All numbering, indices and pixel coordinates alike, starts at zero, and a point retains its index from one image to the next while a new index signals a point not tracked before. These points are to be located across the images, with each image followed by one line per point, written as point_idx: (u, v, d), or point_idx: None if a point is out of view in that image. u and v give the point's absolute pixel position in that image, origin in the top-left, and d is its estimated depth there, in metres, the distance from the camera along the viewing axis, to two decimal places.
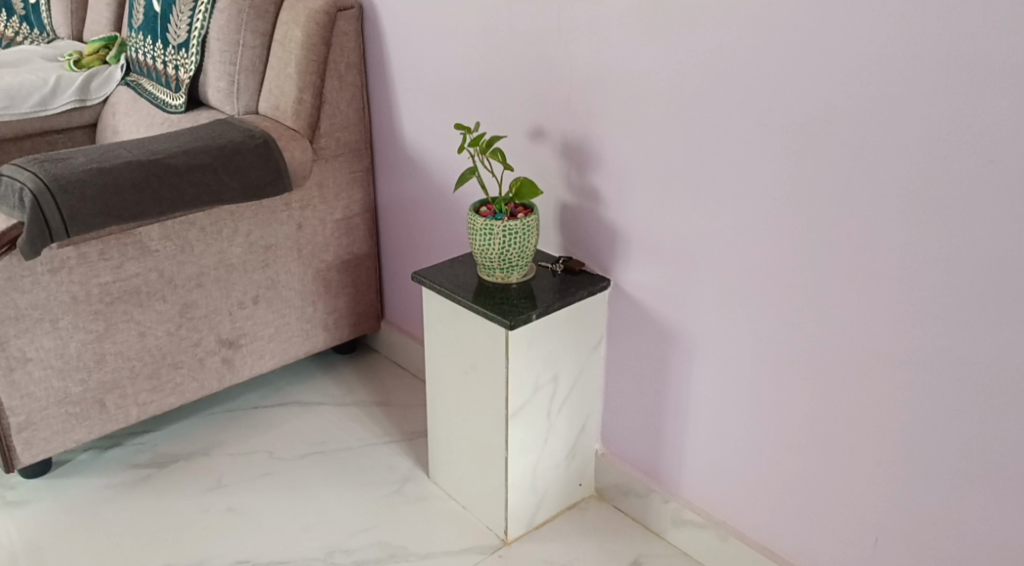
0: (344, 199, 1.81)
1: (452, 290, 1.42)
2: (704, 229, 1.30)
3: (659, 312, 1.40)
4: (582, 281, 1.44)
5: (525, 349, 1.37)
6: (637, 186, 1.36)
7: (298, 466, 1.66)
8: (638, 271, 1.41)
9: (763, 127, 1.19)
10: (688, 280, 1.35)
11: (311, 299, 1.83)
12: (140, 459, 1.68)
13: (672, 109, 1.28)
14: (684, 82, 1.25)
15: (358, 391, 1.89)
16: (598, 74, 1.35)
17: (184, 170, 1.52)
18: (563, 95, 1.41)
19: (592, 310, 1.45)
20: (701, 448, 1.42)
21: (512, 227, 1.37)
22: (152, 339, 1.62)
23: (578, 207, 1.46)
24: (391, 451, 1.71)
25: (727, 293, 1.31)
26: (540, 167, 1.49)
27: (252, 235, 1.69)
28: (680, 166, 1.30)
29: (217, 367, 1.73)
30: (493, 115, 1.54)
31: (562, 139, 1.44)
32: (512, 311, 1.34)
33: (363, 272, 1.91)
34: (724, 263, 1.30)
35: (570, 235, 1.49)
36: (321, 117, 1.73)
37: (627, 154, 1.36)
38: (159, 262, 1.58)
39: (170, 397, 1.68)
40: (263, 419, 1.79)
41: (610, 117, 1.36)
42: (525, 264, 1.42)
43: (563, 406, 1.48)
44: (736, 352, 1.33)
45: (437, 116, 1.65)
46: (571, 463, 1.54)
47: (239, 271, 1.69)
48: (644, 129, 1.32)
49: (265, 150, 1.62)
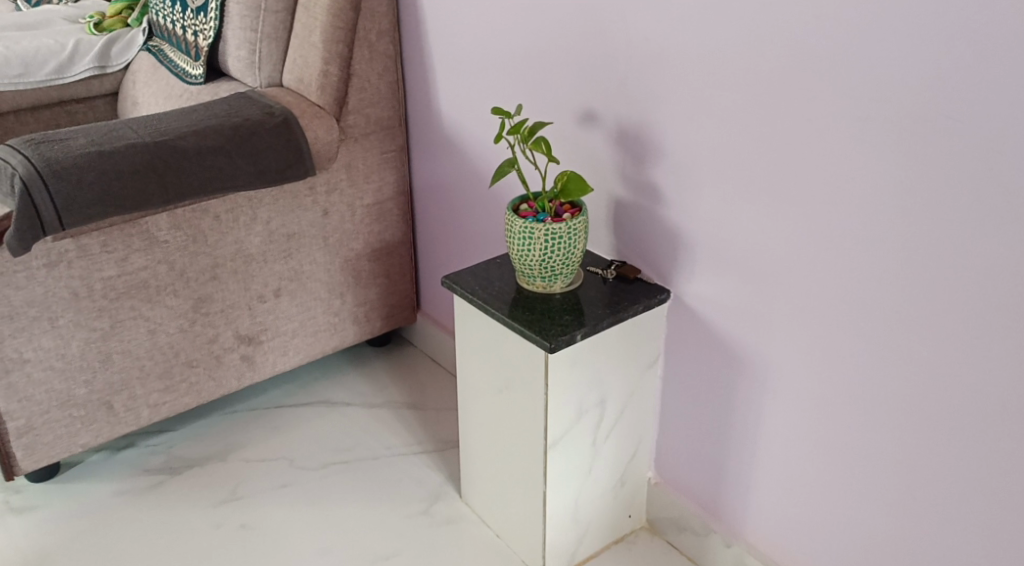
0: (375, 181, 1.64)
1: (485, 300, 1.23)
2: (785, 240, 1.09)
3: (725, 331, 1.20)
4: (635, 291, 1.24)
5: (568, 372, 1.19)
6: (704, 185, 1.15)
7: (319, 478, 1.52)
8: (703, 283, 1.20)
9: (865, 123, 0.97)
10: (762, 299, 1.14)
11: (339, 290, 1.68)
12: (153, 462, 1.56)
13: (751, 95, 1.06)
14: (767, 65, 1.03)
15: (390, 390, 1.74)
16: (661, 51, 1.13)
17: (194, 153, 1.36)
18: (619, 74, 1.20)
19: (646, 326, 1.25)
20: (771, 489, 1.23)
21: (555, 230, 1.18)
22: (163, 336, 1.48)
23: (634, 205, 1.25)
24: (422, 463, 1.56)
25: (810, 318, 1.10)
26: (591, 156, 1.29)
27: (273, 223, 1.53)
28: (758, 164, 1.08)
29: (236, 365, 1.59)
30: (538, 95, 1.33)
31: (616, 126, 1.23)
32: (552, 331, 1.16)
33: (397, 261, 1.74)
34: (806, 281, 1.09)
35: (624, 236, 1.29)
36: (349, 92, 1.55)
37: (694, 147, 1.14)
38: (169, 254, 1.44)
39: (185, 398, 1.55)
40: (286, 420, 1.65)
41: (673, 102, 1.14)
42: (570, 271, 1.23)
43: (611, 432, 1.30)
44: (816, 387, 1.12)
45: (477, 92, 1.46)
46: (619, 492, 1.37)
47: (259, 262, 1.54)
48: (715, 119, 1.11)
49: (284, 130, 1.45)
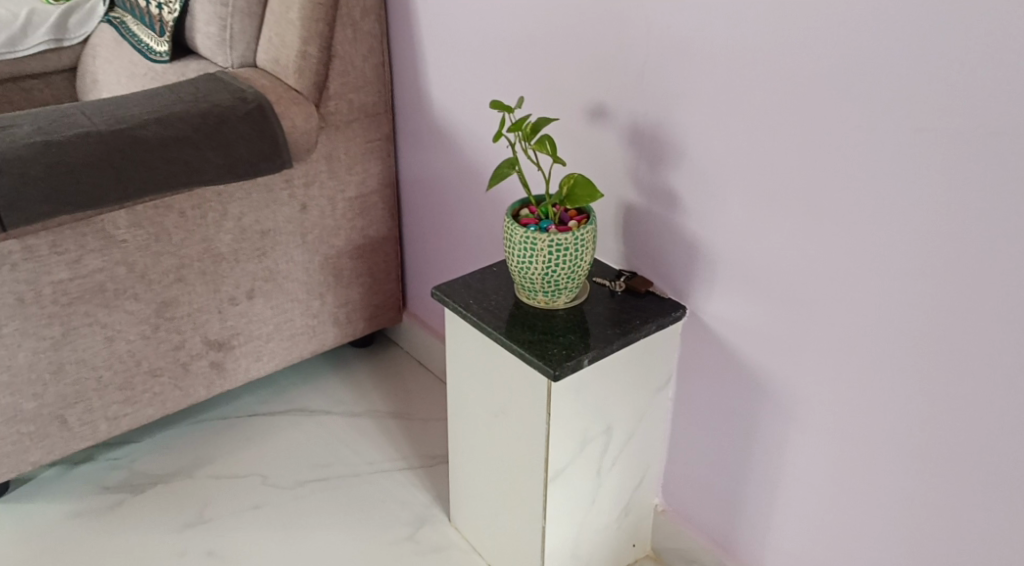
0: (358, 173, 1.50)
1: (480, 317, 1.10)
2: (822, 259, 0.97)
3: (747, 355, 1.08)
4: (647, 308, 1.12)
5: (572, 399, 1.06)
6: (730, 194, 1.02)
7: (296, 498, 1.39)
8: (725, 302, 1.08)
9: (928, 134, 0.85)
10: (793, 322, 1.02)
11: (318, 291, 1.54)
12: (112, 479, 1.42)
13: (790, 96, 0.93)
14: (811, 62, 0.90)
15: (373, 397, 1.62)
16: (685, 42, 1.00)
17: (155, 144, 1.22)
18: (634, 65, 1.06)
19: (659, 346, 1.13)
20: (795, 526, 1.12)
21: (561, 241, 1.05)
22: (123, 344, 1.35)
23: (647, 211, 1.12)
24: (407, 481, 1.44)
25: (848, 346, 0.98)
26: (600, 155, 1.15)
27: (245, 219, 1.39)
28: (795, 173, 0.96)
29: (205, 372, 1.46)
30: (541, 85, 1.20)
31: (629, 123, 1.10)
32: (555, 355, 1.03)
33: (381, 258, 1.61)
34: (845, 305, 0.97)
35: (634, 244, 1.16)
36: (330, 76, 1.40)
37: (720, 150, 1.01)
38: (128, 254, 1.29)
39: (148, 409, 1.42)
40: (260, 432, 1.52)
41: (697, 99, 1.01)
42: (575, 285, 1.10)
43: (617, 460, 1.18)
44: (852, 421, 1.01)
45: (472, 78, 1.31)
46: (623, 521, 1.25)
47: (230, 262, 1.41)
48: (747, 121, 0.98)
49: (258, 118, 1.31)
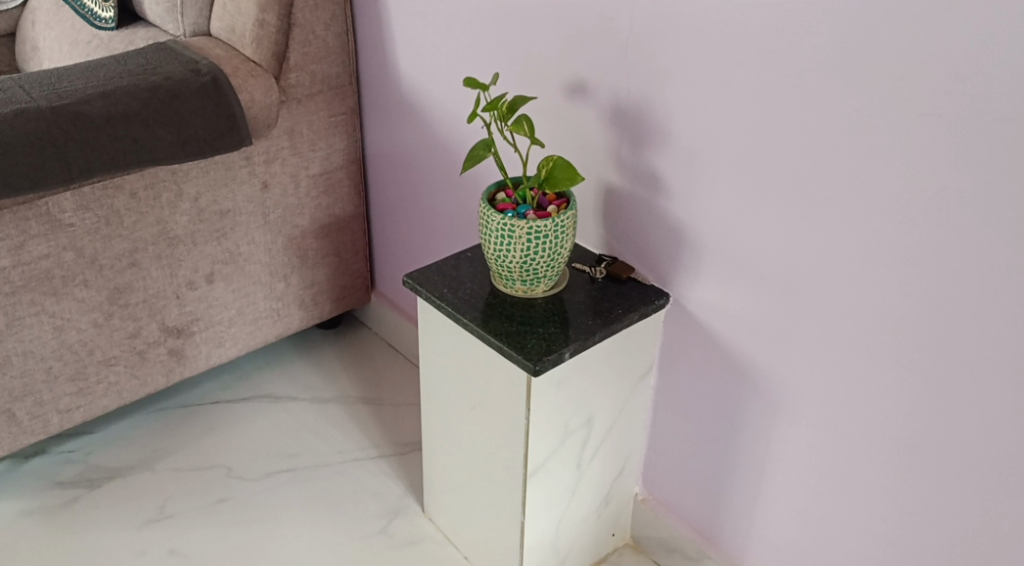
0: (322, 149, 1.42)
1: (454, 307, 1.04)
2: (815, 249, 0.92)
3: (733, 346, 1.04)
4: (629, 296, 1.07)
5: (552, 394, 1.01)
6: (717, 178, 0.97)
7: (262, 491, 1.34)
8: (710, 291, 1.03)
9: (932, 120, 0.79)
10: (782, 313, 0.98)
11: (282, 273, 1.47)
12: (67, 474, 1.35)
13: (785, 76, 0.87)
14: (808, 40, 0.85)
15: (341, 382, 1.56)
16: (671, 16, 0.94)
17: (100, 121, 1.13)
18: (617, 40, 1.00)
19: (641, 336, 1.08)
20: (779, 520, 1.09)
21: (540, 228, 0.99)
22: (73, 333, 1.27)
23: (629, 195, 1.07)
24: (378, 470, 1.39)
25: (840, 339, 0.94)
26: (579, 134, 1.09)
27: (202, 199, 1.31)
28: (788, 159, 0.90)
29: (163, 360, 1.39)
30: (516, 59, 1.13)
31: (611, 102, 1.03)
32: (535, 349, 0.98)
33: (348, 238, 1.54)
34: (837, 297, 0.92)
35: (615, 228, 1.11)
36: (290, 46, 1.32)
37: (707, 133, 0.95)
38: (76, 239, 1.21)
39: (103, 401, 1.35)
40: (222, 421, 1.46)
41: (684, 77, 0.95)
42: (555, 273, 1.05)
43: (597, 452, 1.14)
44: (843, 417, 0.97)
45: (442, 50, 1.24)
46: (603, 512, 1.22)
47: (187, 245, 1.33)
48: (737, 102, 0.92)
49: (212, 91, 1.22)
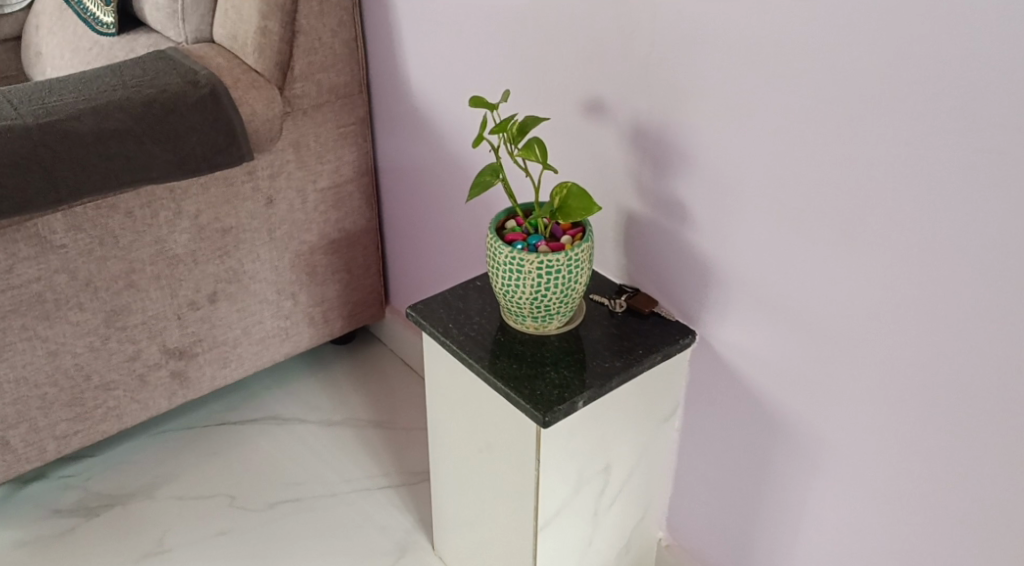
0: (330, 161, 1.35)
1: (459, 345, 0.96)
2: (856, 293, 0.82)
3: (764, 391, 0.94)
4: (652, 334, 0.97)
5: (565, 442, 0.93)
6: (749, 210, 0.87)
7: (266, 524, 1.27)
8: (740, 331, 0.94)
9: (997, 156, 0.69)
10: (820, 360, 0.88)
11: (290, 291, 1.40)
12: (66, 501, 1.30)
13: (825, 101, 0.77)
14: (853, 61, 0.74)
15: (352, 403, 1.49)
16: (699, 30, 0.84)
17: (91, 139, 1.06)
18: (639, 54, 0.90)
19: (665, 376, 0.99)
20: None
21: (552, 263, 0.90)
22: (68, 358, 1.21)
23: (652, 223, 0.98)
24: (386, 501, 1.31)
25: (884, 393, 0.84)
26: (598, 156, 1.00)
27: (203, 217, 1.25)
28: (827, 192, 0.80)
29: (165, 383, 1.33)
30: (530, 72, 1.04)
31: (632, 121, 0.94)
32: (545, 396, 0.89)
33: (359, 252, 1.46)
34: (881, 347, 0.82)
35: (636, 258, 1.02)
36: (294, 54, 1.24)
37: (737, 160, 0.86)
38: (69, 260, 1.15)
39: (102, 425, 1.29)
40: (228, 445, 1.40)
41: (713, 98, 0.85)
42: (569, 309, 0.96)
43: (616, 499, 1.05)
44: (886, 477, 0.87)
45: (453, 59, 1.15)
46: (623, 559, 1.13)
47: (188, 264, 1.27)
48: (771, 127, 0.82)
49: (211, 105, 1.15)
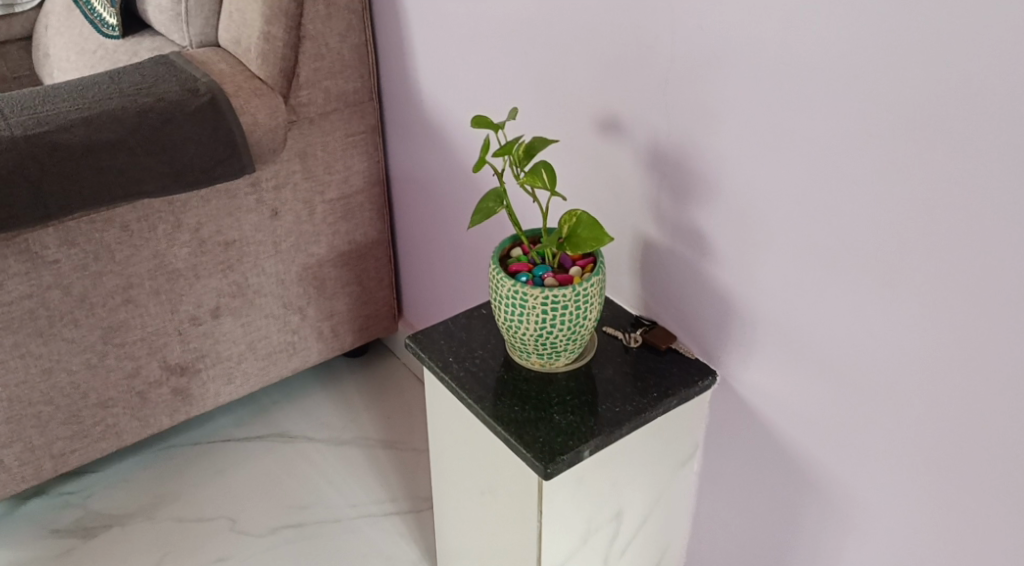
0: (339, 171, 1.28)
1: (459, 382, 0.89)
2: (896, 343, 0.73)
3: (790, 441, 0.86)
4: (669, 374, 0.89)
5: (570, 492, 0.85)
6: (776, 246, 0.79)
7: (268, 549, 1.22)
8: (765, 375, 0.85)
9: None
10: (853, 414, 0.79)
11: (298, 304, 1.35)
12: (64, 520, 1.27)
13: (863, 130, 0.69)
14: (897, 86, 0.66)
15: (362, 421, 1.43)
16: (723, 47, 0.76)
17: (81, 151, 1.01)
18: (657, 72, 0.82)
19: (682, 419, 0.91)
20: None
21: (559, 297, 0.83)
22: (64, 376, 1.16)
23: (670, 253, 0.89)
24: (392, 529, 1.25)
25: (925, 455, 0.75)
26: (613, 178, 0.92)
27: (204, 230, 1.19)
28: (863, 231, 0.72)
29: (166, 400, 1.28)
30: (543, 86, 0.96)
31: (650, 144, 0.86)
32: (547, 444, 0.82)
33: (371, 264, 1.40)
34: (923, 405, 0.73)
35: (654, 289, 0.94)
36: (300, 60, 1.18)
37: (764, 190, 0.77)
38: (63, 276, 1.10)
39: (101, 443, 1.25)
40: (232, 464, 1.35)
41: (738, 123, 0.77)
42: (578, 345, 0.88)
43: (628, 546, 0.97)
44: (925, 545, 0.78)
45: (464, 68, 1.08)
46: None
47: (189, 279, 1.21)
48: (802, 157, 0.73)
49: (210, 115, 1.09)
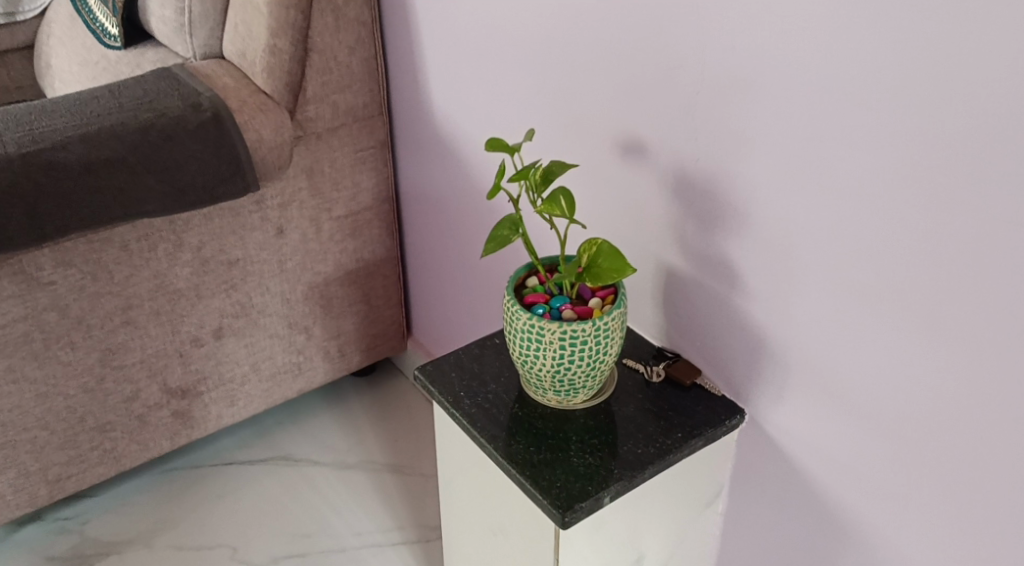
0: (347, 188, 1.24)
1: (471, 419, 0.84)
2: (941, 390, 0.68)
3: (822, 487, 0.81)
4: (693, 413, 0.84)
5: (588, 538, 0.80)
6: (811, 282, 0.74)
7: None
8: (796, 416, 0.80)
9: None
10: (892, 461, 0.74)
11: (303, 324, 1.30)
12: (60, 546, 1.22)
13: (911, 162, 0.63)
14: (949, 117, 0.60)
15: (368, 444, 1.39)
16: (756, 70, 0.70)
17: (77, 170, 0.96)
18: (684, 94, 0.77)
19: (706, 459, 0.86)
20: None
21: (578, 333, 0.78)
22: (60, 400, 1.12)
23: (695, 284, 0.84)
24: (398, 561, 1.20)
25: (972, 510, 0.69)
26: (635, 203, 0.87)
27: (206, 249, 1.15)
28: (907, 269, 0.66)
29: (166, 423, 1.24)
30: (561, 105, 0.91)
31: (675, 169, 0.81)
32: (565, 489, 0.77)
33: (380, 283, 1.36)
34: (971, 457, 0.68)
35: (677, 321, 0.89)
36: (308, 75, 1.13)
37: (799, 222, 0.72)
38: (60, 297, 1.06)
39: (99, 468, 1.21)
40: (233, 488, 1.31)
41: (771, 151, 0.72)
42: (597, 381, 0.83)
43: None
44: None
45: (478, 84, 1.03)
46: None
47: (191, 299, 1.17)
48: (841, 189, 0.68)
49: (213, 131, 1.04)
